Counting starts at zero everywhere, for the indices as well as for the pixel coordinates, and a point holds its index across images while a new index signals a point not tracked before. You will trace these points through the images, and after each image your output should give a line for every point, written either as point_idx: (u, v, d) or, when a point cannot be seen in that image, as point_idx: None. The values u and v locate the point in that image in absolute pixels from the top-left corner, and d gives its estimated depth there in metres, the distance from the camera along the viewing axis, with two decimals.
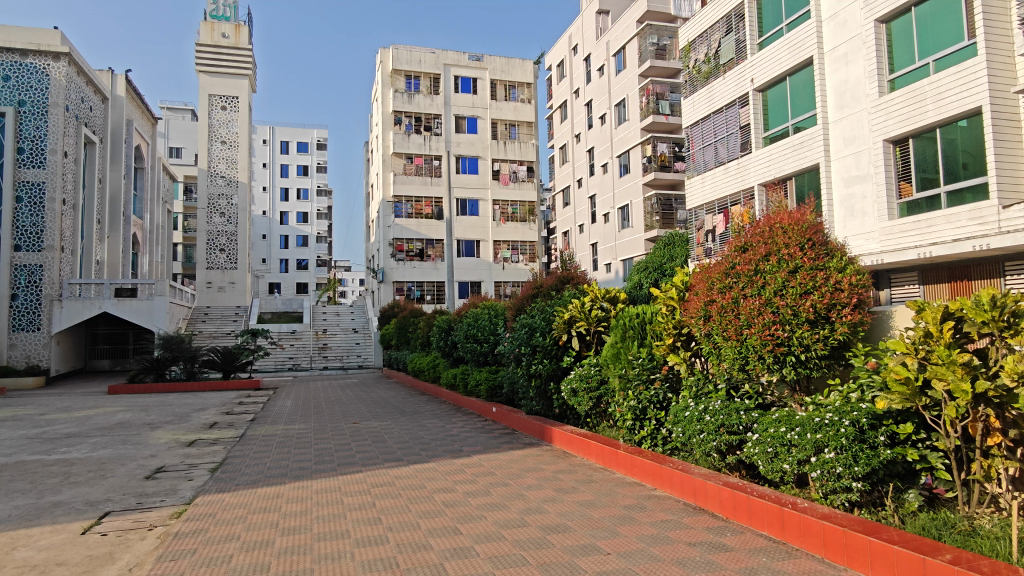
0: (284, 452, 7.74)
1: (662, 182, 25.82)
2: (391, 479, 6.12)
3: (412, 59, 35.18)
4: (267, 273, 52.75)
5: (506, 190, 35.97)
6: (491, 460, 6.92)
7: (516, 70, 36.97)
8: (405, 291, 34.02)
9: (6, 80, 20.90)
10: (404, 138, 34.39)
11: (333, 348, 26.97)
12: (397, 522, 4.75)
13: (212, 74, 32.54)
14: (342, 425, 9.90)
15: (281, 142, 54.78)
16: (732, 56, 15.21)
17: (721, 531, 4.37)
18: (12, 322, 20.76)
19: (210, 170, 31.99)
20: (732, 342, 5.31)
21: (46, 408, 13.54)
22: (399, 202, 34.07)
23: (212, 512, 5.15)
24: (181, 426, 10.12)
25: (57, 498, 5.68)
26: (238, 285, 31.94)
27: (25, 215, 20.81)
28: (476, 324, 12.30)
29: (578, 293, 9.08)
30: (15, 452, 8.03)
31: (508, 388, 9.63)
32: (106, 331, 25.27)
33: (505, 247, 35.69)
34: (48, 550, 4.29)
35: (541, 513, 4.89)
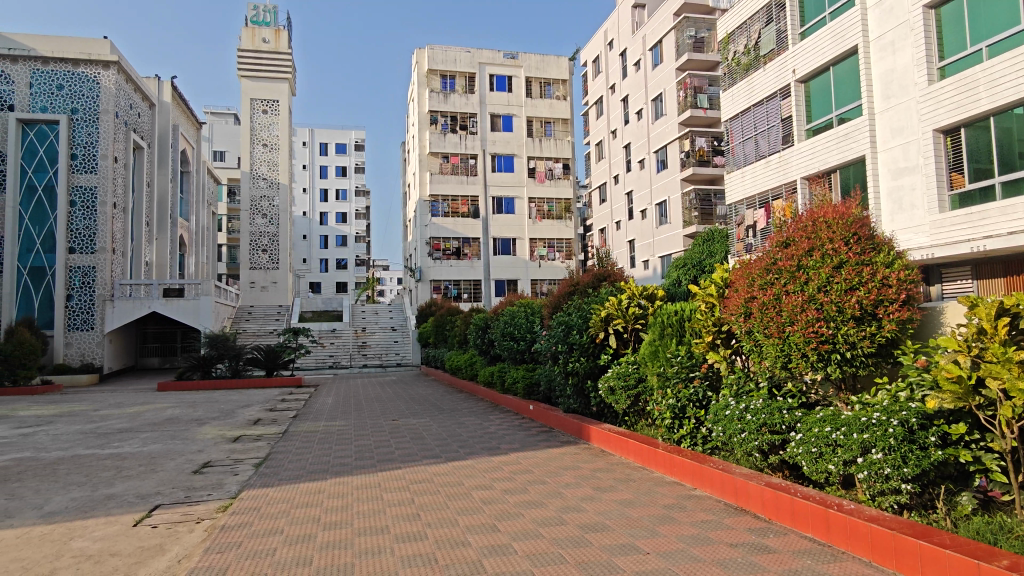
0: (325, 448, 7.89)
1: (701, 177, 25.42)
2: (429, 476, 6.18)
3: (447, 59, 35.41)
4: (307, 273, 53.85)
5: (542, 187, 35.90)
6: (528, 458, 6.92)
7: (552, 67, 36.87)
8: (442, 289, 34.31)
9: (60, 89, 21.77)
10: (439, 138, 34.65)
11: (372, 346, 27.37)
12: (436, 518, 4.79)
13: (254, 78, 33.31)
14: (382, 422, 10.03)
15: (321, 144, 55.76)
16: (773, 47, 14.87)
17: (764, 533, 4.27)
18: (67, 321, 21.58)
19: (253, 172, 32.74)
20: (774, 340, 5.19)
21: (100, 404, 14.09)
22: (436, 201, 34.37)
23: (256, 506, 5.27)
24: (226, 422, 10.41)
25: (110, 491, 5.90)
26: (280, 285, 32.63)
27: (79, 218, 21.64)
28: (513, 321, 12.33)
29: (615, 290, 9.00)
30: (71, 446, 8.36)
31: (545, 386, 9.62)
32: (155, 330, 26.10)
33: (541, 245, 35.64)
34: (102, 541, 4.46)
35: (579, 511, 4.86)
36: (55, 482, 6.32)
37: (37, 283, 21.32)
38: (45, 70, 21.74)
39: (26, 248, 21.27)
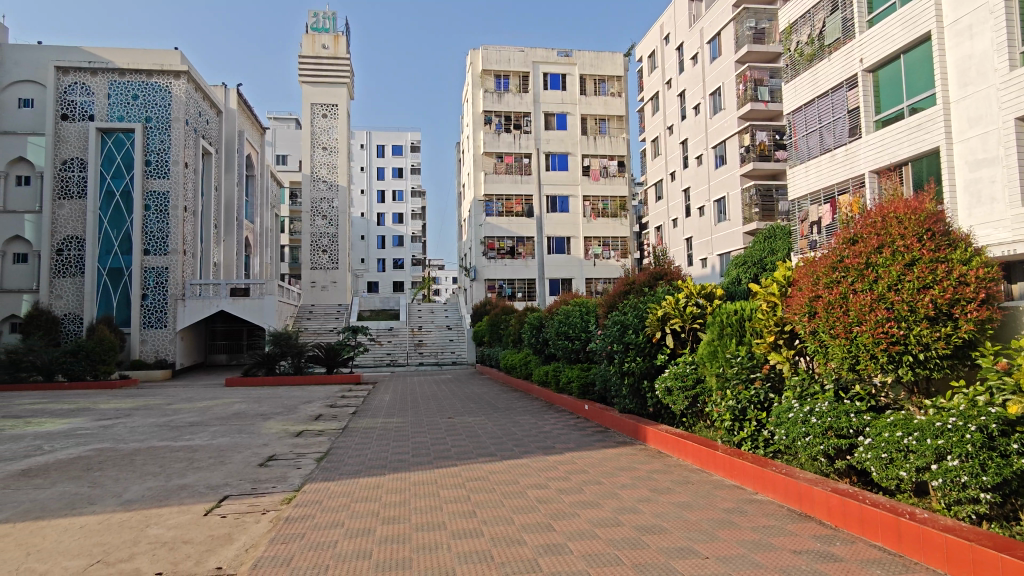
0: (383, 444, 8.06)
1: (761, 172, 24.71)
2: (485, 473, 6.23)
3: (501, 59, 35.52)
4: (366, 273, 55.14)
5: (596, 185, 35.62)
6: (584, 458, 6.88)
7: (606, 63, 36.50)
8: (497, 289, 34.47)
9: (135, 99, 22.97)
10: (494, 138, 34.90)
11: (428, 344, 27.78)
12: (491, 516, 4.82)
13: (314, 84, 34.28)
14: (438, 419, 10.18)
15: (378, 146, 56.87)
16: (839, 36, 14.30)
17: (829, 540, 4.12)
18: (143, 320, 22.74)
19: (313, 174, 33.70)
20: (840, 341, 5.01)
21: (172, 398, 14.78)
22: (490, 201, 34.58)
23: (318, 499, 5.43)
24: (290, 417, 10.76)
25: (183, 481, 6.19)
26: (339, 284, 33.48)
27: (153, 221, 22.80)
28: (568, 320, 12.24)
29: (672, 289, 8.84)
30: (146, 438, 8.82)
31: (600, 386, 9.54)
32: (223, 327, 27.19)
33: (596, 243, 35.37)
34: (175, 529, 4.68)
35: (635, 513, 4.80)
36: (133, 472, 6.68)
37: (115, 283, 22.56)
38: (121, 81, 22.97)
39: (106, 249, 22.55)
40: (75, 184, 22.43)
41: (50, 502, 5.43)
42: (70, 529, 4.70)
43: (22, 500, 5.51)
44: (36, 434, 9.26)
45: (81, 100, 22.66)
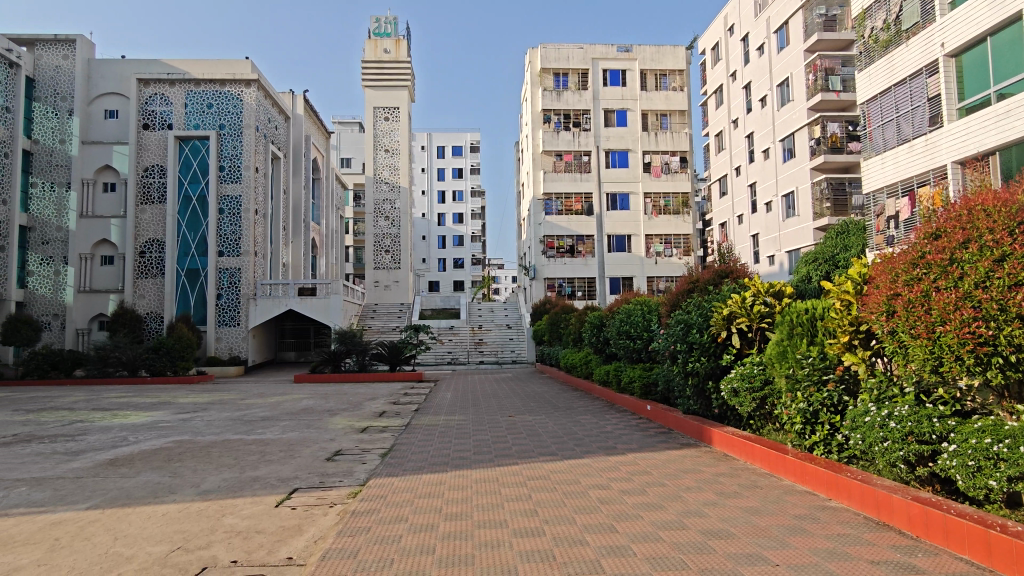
0: (446, 441, 8.16)
1: (833, 165, 23.73)
2: (547, 472, 6.21)
3: (560, 57, 35.40)
4: (427, 272, 56.09)
5: (658, 182, 34.98)
6: (647, 459, 6.76)
7: (668, 58, 35.81)
8: (556, 288, 34.39)
9: (210, 108, 24.10)
10: (553, 136, 34.87)
11: (488, 343, 27.97)
12: (553, 515, 4.80)
13: (377, 88, 35.04)
14: (498, 418, 10.22)
15: (438, 147, 57.66)
16: (917, 20, 13.56)
17: (911, 551, 3.91)
18: (218, 318, 23.85)
19: (376, 177, 34.47)
20: (922, 342, 4.74)
21: (245, 394, 15.41)
22: (549, 200, 34.63)
23: (383, 494, 5.55)
24: (355, 414, 11.04)
25: (256, 474, 6.45)
26: (401, 284, 34.16)
27: (227, 224, 23.88)
28: (629, 319, 12.04)
29: (737, 288, 8.57)
30: (222, 432, 9.22)
31: (663, 387, 9.36)
32: (292, 326, 28.22)
33: (657, 241, 34.80)
34: (249, 519, 4.87)
35: (701, 516, 4.69)
36: (210, 463, 7.00)
37: (192, 283, 23.76)
38: (197, 90, 24.18)
39: (183, 251, 23.77)
40: (156, 189, 23.70)
41: (135, 491, 5.75)
42: (153, 516, 4.96)
43: (111, 488, 5.86)
44: (122, 426, 9.82)
45: (160, 110, 23.96)
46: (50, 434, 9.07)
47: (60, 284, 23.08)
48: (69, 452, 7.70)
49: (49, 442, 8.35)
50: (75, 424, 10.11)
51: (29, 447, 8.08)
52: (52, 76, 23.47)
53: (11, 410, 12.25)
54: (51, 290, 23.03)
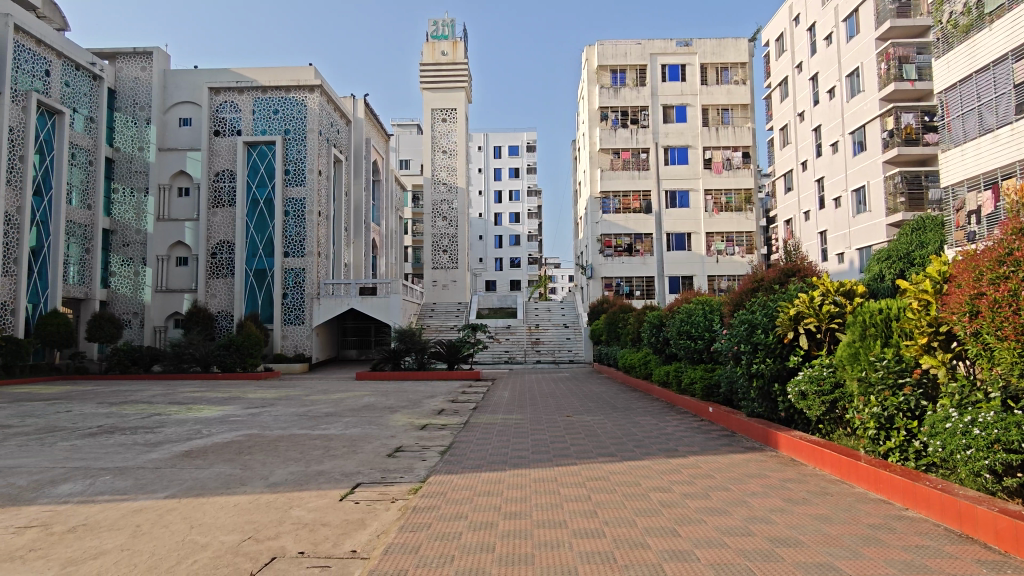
0: (504, 440, 8.19)
1: (908, 158, 22.63)
2: (606, 474, 6.14)
3: (618, 53, 34.99)
4: (484, 272, 56.54)
5: (719, 178, 34.18)
6: (710, 462, 6.60)
7: (730, 50, 34.87)
8: (614, 287, 34.02)
9: (276, 114, 25.01)
10: (610, 134, 34.56)
11: (545, 342, 27.96)
12: (614, 517, 4.75)
13: (435, 90, 35.48)
14: (556, 418, 10.19)
15: (495, 147, 57.99)
16: (1002, 2, 12.79)
17: (998, 567, 3.67)
18: (284, 317, 24.71)
19: (434, 177, 34.96)
20: (1010, 344, 4.45)
21: (310, 390, 15.90)
22: (607, 198, 34.40)
23: (443, 491, 5.61)
24: (415, 411, 11.24)
25: (321, 468, 6.63)
26: (459, 283, 34.55)
27: (292, 225, 24.70)
28: (690, 319, 11.76)
29: (805, 287, 8.28)
30: (289, 427, 9.54)
31: (726, 388, 9.13)
32: (354, 324, 28.99)
33: (719, 239, 34.01)
34: (316, 512, 5.01)
35: (768, 523, 4.54)
36: (278, 457, 7.25)
37: (260, 283, 24.66)
38: (264, 97, 25.10)
39: (252, 253, 24.71)
40: (227, 193, 24.76)
41: (208, 482, 6.01)
42: (226, 507, 5.17)
43: (186, 479, 6.14)
44: (196, 419, 10.28)
45: (230, 117, 25.03)
46: (131, 426, 9.59)
47: (139, 284, 24.39)
48: (148, 443, 8.12)
49: (130, 434, 8.83)
50: (153, 417, 10.66)
51: (112, 438, 8.56)
52: (132, 88, 24.83)
53: (96, 403, 13.02)
54: (131, 290, 24.36)
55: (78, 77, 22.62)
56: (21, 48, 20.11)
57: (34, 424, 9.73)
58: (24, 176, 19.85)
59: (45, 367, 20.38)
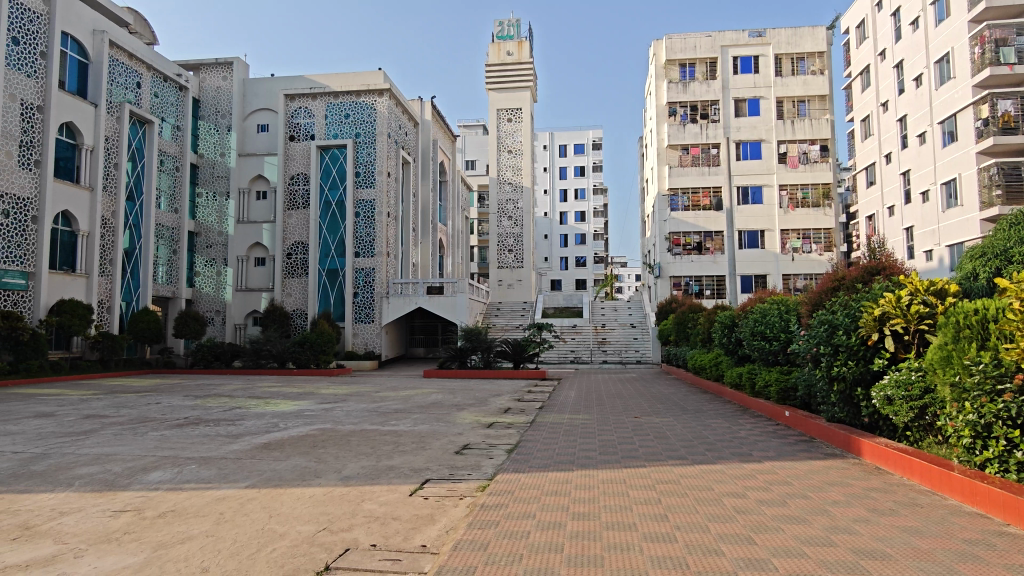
0: (571, 440, 8.13)
1: (1004, 148, 21.15)
2: (677, 477, 6.00)
3: (687, 46, 34.22)
4: (549, 270, 56.43)
5: (795, 173, 32.88)
6: (787, 468, 6.35)
7: (806, 40, 33.49)
8: (683, 286, 33.26)
9: (347, 118, 25.79)
10: (679, 130, 33.88)
11: (612, 342, 27.67)
12: (685, 522, 4.62)
13: (501, 90, 35.66)
14: (624, 419, 10.03)
15: (560, 146, 57.86)
16: None
17: None
18: (355, 315, 25.45)
19: (500, 177, 35.19)
20: None
21: (380, 387, 16.29)
22: (675, 195, 33.70)
23: (510, 489, 5.62)
24: (482, 409, 11.33)
25: (391, 463, 6.78)
26: (524, 282, 34.66)
27: (362, 226, 25.45)
28: (764, 319, 11.35)
29: (891, 286, 7.84)
30: (360, 422, 9.79)
31: (803, 392, 8.77)
32: (421, 323, 29.53)
33: (795, 236, 32.71)
34: (387, 506, 5.11)
35: (851, 534, 4.32)
36: (350, 451, 7.45)
37: (332, 282, 25.47)
38: (336, 102, 25.92)
39: (325, 253, 25.57)
40: (301, 196, 25.72)
41: (286, 473, 6.24)
42: (302, 498, 5.34)
43: (266, 469, 6.40)
44: (273, 413, 10.70)
45: (305, 122, 25.97)
46: (214, 418, 10.08)
47: (222, 283, 25.64)
48: (230, 434, 8.51)
49: (213, 426, 9.28)
50: (234, 410, 11.18)
51: (197, 429, 9.02)
52: (214, 96, 26.08)
53: (182, 396, 13.75)
54: (214, 289, 25.64)
55: (166, 88, 23.93)
56: (115, 62, 21.56)
57: (127, 415, 10.38)
58: (117, 182, 21.29)
59: (137, 361, 21.74)
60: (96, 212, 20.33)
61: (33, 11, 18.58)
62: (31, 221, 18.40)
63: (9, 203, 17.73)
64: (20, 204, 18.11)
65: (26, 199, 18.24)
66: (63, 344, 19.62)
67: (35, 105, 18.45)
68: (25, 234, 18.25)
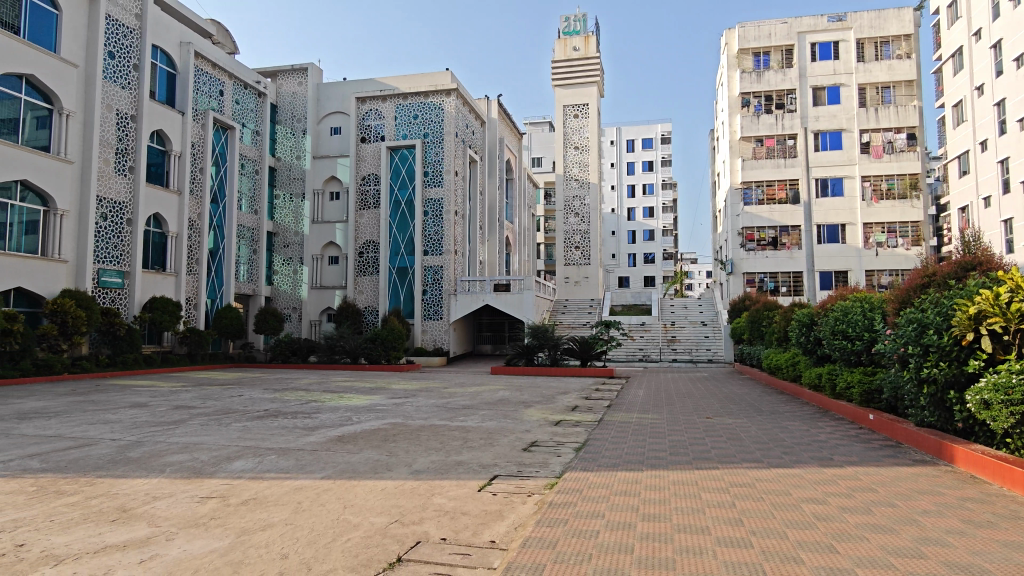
0: (640, 439, 8.01)
1: None
2: (752, 480, 5.80)
3: (761, 35, 33.13)
4: (617, 267, 55.73)
5: (879, 164, 31.21)
6: (871, 474, 6.03)
7: (891, 22, 31.68)
8: (757, 282, 32.24)
9: (416, 118, 26.31)
10: (752, 121, 32.79)
11: (682, 340, 27.10)
12: (762, 527, 4.46)
13: (567, 87, 35.49)
14: (695, 419, 9.80)
15: (628, 141, 57.12)
16: None
17: None
18: (424, 312, 25.94)
19: (566, 174, 35.06)
20: None
21: (448, 383, 16.55)
22: (748, 188, 32.66)
23: (579, 487, 5.58)
24: (549, 407, 11.32)
25: (460, 458, 6.86)
26: (592, 280, 34.42)
27: (431, 225, 25.97)
28: (846, 318, 10.85)
29: (989, 282, 7.28)
30: (429, 417, 9.96)
31: (889, 394, 8.33)
32: (489, 320, 29.74)
33: (878, 230, 31.04)
34: (456, 500, 5.18)
35: (944, 546, 4.05)
36: (420, 445, 7.60)
37: (402, 279, 26.05)
38: (405, 103, 26.49)
39: (395, 251, 26.17)
40: (373, 196, 26.41)
41: (359, 466, 6.43)
42: (375, 490, 5.49)
43: (340, 462, 6.60)
44: (347, 407, 11.04)
45: (375, 124, 26.66)
46: (291, 411, 10.49)
47: (298, 281, 26.61)
48: (307, 427, 8.84)
49: (291, 418, 9.66)
50: (311, 403, 11.61)
51: (276, 421, 9.40)
52: (290, 102, 27.15)
53: (262, 389, 14.39)
54: (291, 287, 26.66)
55: (246, 95, 25.06)
56: (200, 72, 22.74)
57: (213, 406, 10.94)
58: (203, 185, 22.49)
59: (221, 355, 22.87)
60: (184, 214, 21.54)
61: (126, 27, 19.81)
62: (126, 223, 19.64)
63: (106, 208, 18.98)
64: (117, 207, 19.36)
65: (121, 204, 19.48)
66: (155, 339, 20.91)
67: (129, 114, 19.70)
68: (121, 236, 19.50)
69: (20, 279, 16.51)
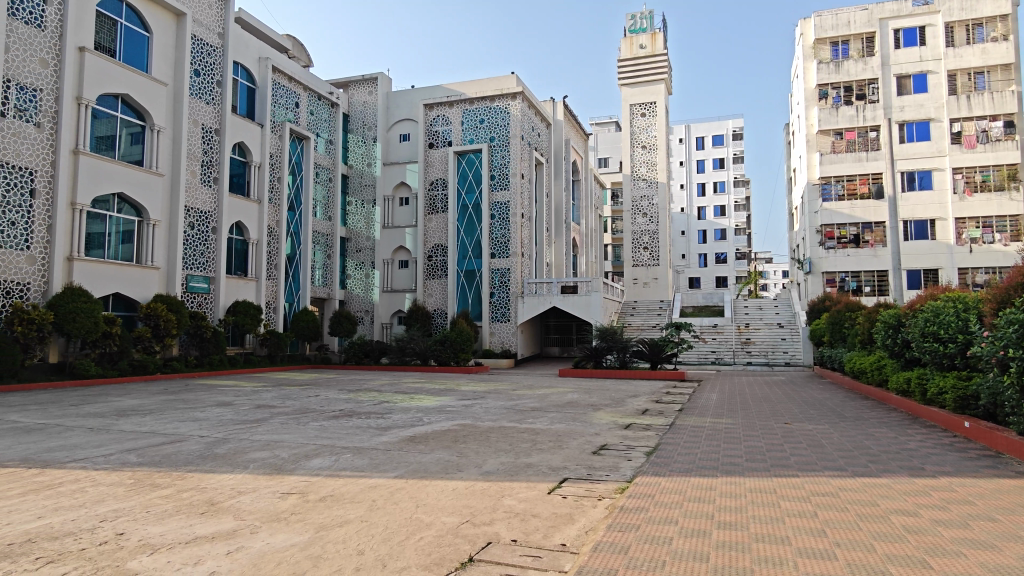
0: (714, 445, 7.79)
1: None
2: (834, 489, 5.53)
3: (839, 23, 31.74)
4: (687, 268, 54.58)
5: (972, 154, 29.23)
6: (968, 486, 5.63)
7: (985, 3, 29.70)
8: (838, 282, 30.88)
9: (482, 123, 26.63)
10: (831, 113, 31.47)
11: (757, 342, 26.20)
12: (846, 539, 4.24)
13: (634, 85, 35.01)
14: (773, 424, 9.46)
15: (697, 138, 55.85)
16: None
17: None
18: (492, 314, 26.15)
19: (634, 174, 34.61)
20: None
21: (516, 386, 16.60)
22: (827, 184, 31.32)
23: (651, 493, 5.46)
24: (619, 410, 11.17)
25: (529, 460, 6.87)
26: (660, 281, 33.80)
27: (498, 228, 26.17)
28: (938, 319, 10.22)
29: None
30: (498, 419, 10.02)
31: (988, 400, 7.75)
32: (556, 322, 29.74)
33: (972, 225, 29.09)
34: (526, 502, 5.18)
35: None
36: (489, 447, 7.65)
37: (470, 282, 26.32)
38: (472, 108, 26.85)
39: (462, 255, 26.50)
40: (441, 201, 26.88)
41: (431, 466, 6.53)
42: (446, 490, 5.56)
43: (412, 461, 6.73)
44: (418, 408, 11.25)
45: (443, 129, 27.19)
46: (365, 411, 10.78)
47: (370, 285, 27.37)
48: (380, 427, 9.06)
49: (365, 418, 9.92)
50: (382, 404, 11.91)
51: (350, 421, 9.69)
52: (361, 111, 27.97)
53: (337, 390, 14.87)
54: (364, 290, 27.44)
55: (319, 106, 25.98)
56: (277, 86, 23.80)
57: (292, 406, 11.39)
58: (280, 194, 23.46)
59: (299, 357, 23.80)
60: (263, 222, 22.57)
61: (210, 45, 20.98)
62: (211, 231, 20.78)
63: (193, 217, 20.13)
64: (203, 216, 20.51)
65: (207, 213, 20.62)
66: (238, 341, 21.90)
67: (213, 128, 20.84)
68: (207, 244, 20.65)
69: (117, 284, 17.65)
